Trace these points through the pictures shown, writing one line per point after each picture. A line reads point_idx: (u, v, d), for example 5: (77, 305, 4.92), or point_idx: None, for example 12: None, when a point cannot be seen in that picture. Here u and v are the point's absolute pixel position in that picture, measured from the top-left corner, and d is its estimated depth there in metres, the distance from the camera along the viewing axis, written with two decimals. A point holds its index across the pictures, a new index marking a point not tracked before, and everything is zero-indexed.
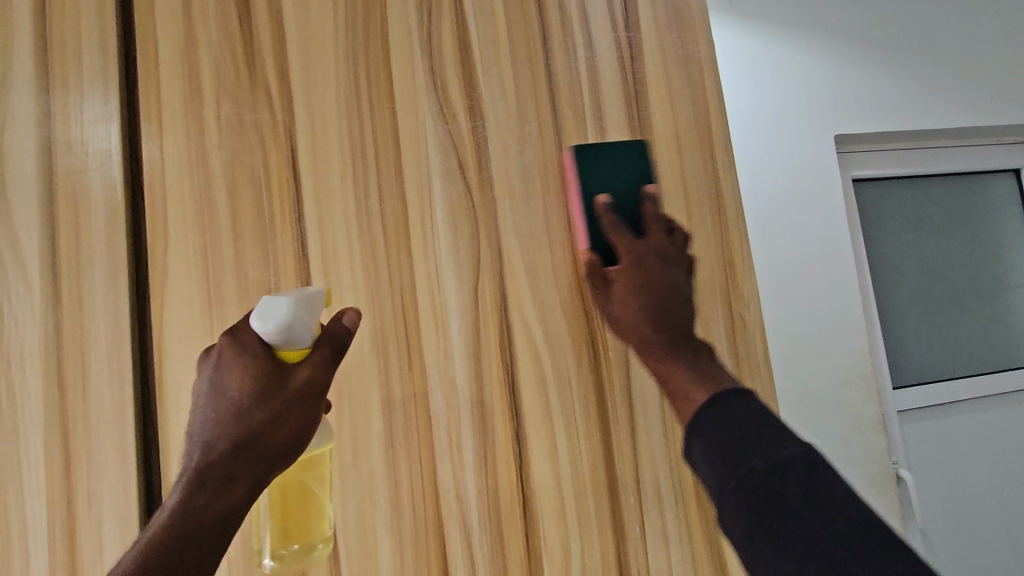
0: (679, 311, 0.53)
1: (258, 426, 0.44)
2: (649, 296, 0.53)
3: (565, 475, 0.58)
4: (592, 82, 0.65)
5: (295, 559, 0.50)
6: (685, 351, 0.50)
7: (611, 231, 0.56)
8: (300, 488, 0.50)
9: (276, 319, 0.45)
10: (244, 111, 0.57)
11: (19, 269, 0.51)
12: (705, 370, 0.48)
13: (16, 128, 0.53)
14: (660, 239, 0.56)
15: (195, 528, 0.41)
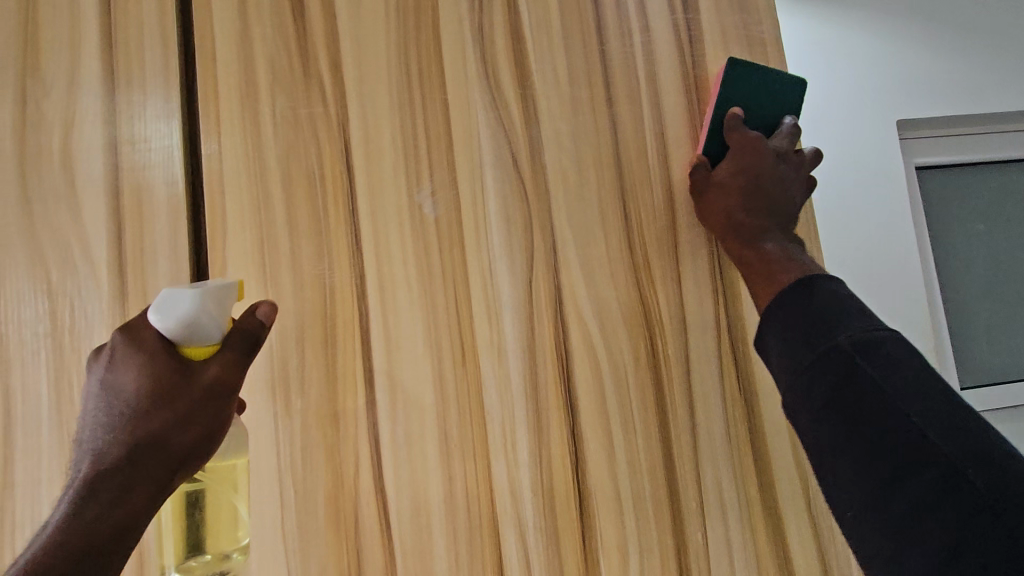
0: (756, 204, 0.59)
1: (156, 430, 0.42)
2: (744, 179, 0.58)
3: (623, 475, 0.56)
4: (648, 67, 0.62)
5: (207, 571, 0.45)
6: (741, 236, 0.58)
7: (737, 140, 0.59)
8: (196, 498, 0.46)
9: (180, 314, 0.42)
10: (299, 105, 0.57)
11: (88, 264, 0.53)
12: (790, 256, 0.56)
13: (84, 126, 0.55)
14: (771, 140, 0.60)
15: (85, 544, 0.38)
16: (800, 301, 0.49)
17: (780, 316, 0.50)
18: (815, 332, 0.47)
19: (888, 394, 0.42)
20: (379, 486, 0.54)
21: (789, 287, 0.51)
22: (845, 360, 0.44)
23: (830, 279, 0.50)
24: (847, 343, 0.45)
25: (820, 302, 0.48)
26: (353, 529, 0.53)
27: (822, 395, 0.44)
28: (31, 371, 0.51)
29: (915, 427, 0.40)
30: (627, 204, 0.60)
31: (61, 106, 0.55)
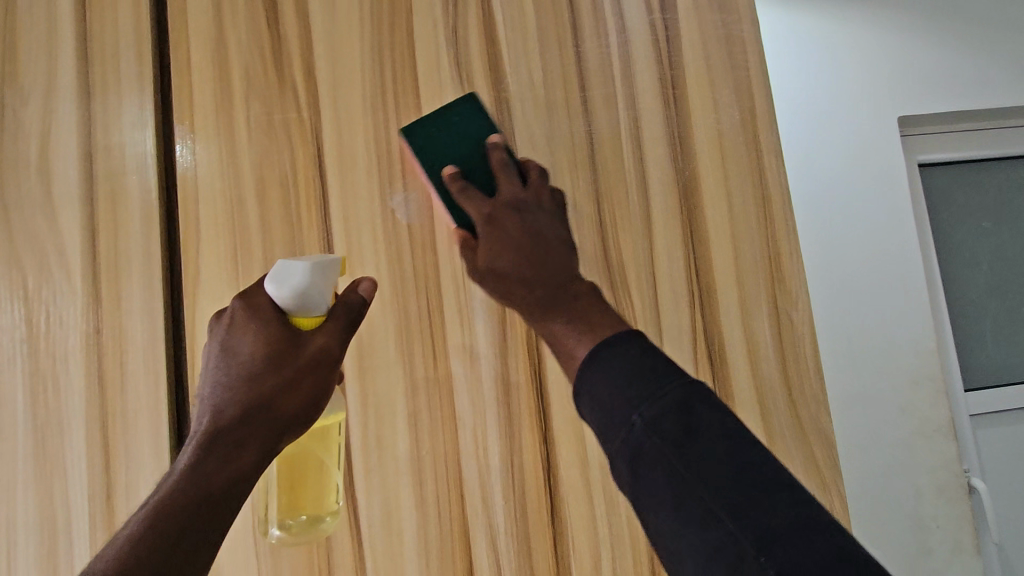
0: (556, 262, 0.39)
1: (269, 393, 0.41)
2: (520, 257, 0.39)
3: (596, 481, 0.56)
4: (625, 68, 0.62)
5: (303, 531, 0.46)
6: (565, 300, 0.38)
7: (462, 201, 0.41)
8: (311, 462, 0.47)
9: (293, 285, 0.41)
10: (272, 111, 0.57)
11: (64, 270, 0.53)
12: (589, 317, 0.37)
13: (61, 135, 0.55)
14: (512, 189, 0.41)
15: (205, 495, 0.37)
16: (618, 379, 0.32)
17: (605, 374, 0.33)
18: (650, 382, 0.31)
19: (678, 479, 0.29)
20: (351, 490, 0.54)
21: (625, 334, 0.34)
22: (639, 438, 0.30)
23: (625, 335, 0.34)
24: (657, 415, 0.30)
25: (618, 360, 0.33)
26: (324, 532, 0.53)
27: (659, 467, 0.29)
28: (8, 375, 0.52)
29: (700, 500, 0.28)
30: (603, 207, 0.60)
31: (38, 114, 0.55)
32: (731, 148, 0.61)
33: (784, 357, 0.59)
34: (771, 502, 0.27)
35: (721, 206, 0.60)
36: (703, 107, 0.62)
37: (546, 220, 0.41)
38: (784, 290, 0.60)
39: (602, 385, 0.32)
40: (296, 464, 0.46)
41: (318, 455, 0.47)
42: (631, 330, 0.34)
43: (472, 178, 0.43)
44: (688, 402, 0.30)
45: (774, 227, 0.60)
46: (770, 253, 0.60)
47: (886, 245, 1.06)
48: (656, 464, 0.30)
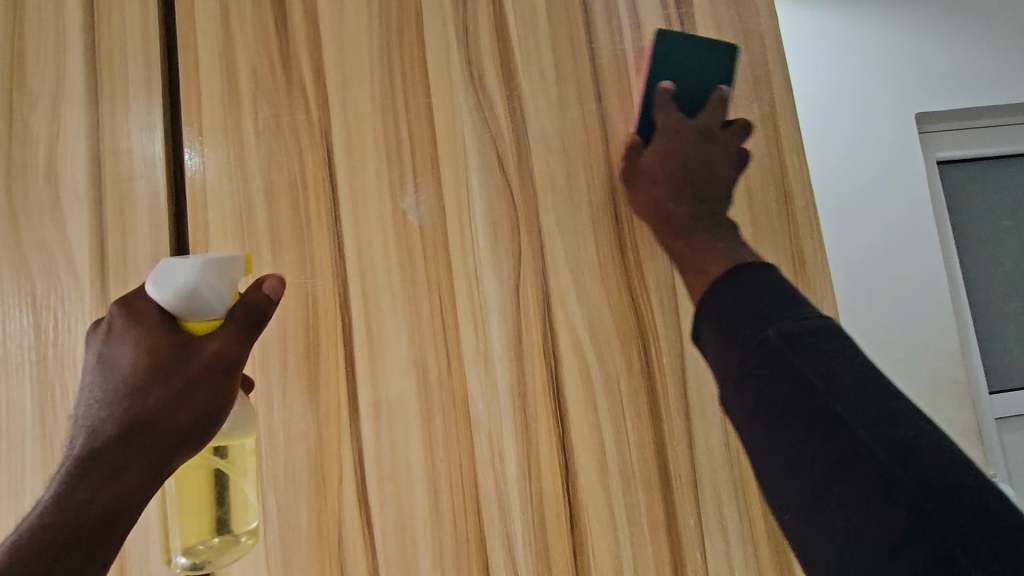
0: (708, 189, 0.54)
1: (152, 407, 0.41)
2: (686, 185, 0.53)
3: (616, 489, 0.54)
4: (639, 63, 0.60)
5: (215, 554, 0.46)
6: (705, 222, 0.52)
7: (664, 119, 0.54)
8: (210, 481, 0.46)
9: (177, 285, 0.41)
10: (281, 112, 0.57)
11: (71, 276, 0.53)
12: (721, 237, 0.50)
13: (68, 139, 0.55)
14: (711, 119, 0.55)
15: (74, 525, 0.37)
16: (728, 307, 0.40)
17: (714, 308, 0.41)
18: (756, 314, 0.39)
19: (804, 391, 0.35)
20: (363, 499, 0.52)
21: (755, 266, 0.41)
22: (780, 355, 0.36)
23: (762, 267, 0.41)
24: (800, 331, 0.37)
25: (757, 282, 0.40)
26: (336, 543, 0.52)
27: (766, 372, 0.37)
28: (15, 384, 0.51)
29: (857, 436, 0.33)
30: (618, 205, 0.58)
31: (46, 119, 0.55)
32: (751, 144, 0.59)
33: None
34: (815, 440, 0.34)
35: (741, 203, 0.58)
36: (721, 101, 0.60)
37: (717, 148, 0.55)
38: (808, 290, 0.58)
39: (723, 314, 0.40)
40: (193, 486, 0.46)
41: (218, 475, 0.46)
42: (761, 264, 0.42)
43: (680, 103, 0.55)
44: (842, 337, 0.37)
45: (796, 224, 0.58)
46: (793, 251, 0.58)
47: (892, 228, 1.04)
48: (746, 390, 0.37)
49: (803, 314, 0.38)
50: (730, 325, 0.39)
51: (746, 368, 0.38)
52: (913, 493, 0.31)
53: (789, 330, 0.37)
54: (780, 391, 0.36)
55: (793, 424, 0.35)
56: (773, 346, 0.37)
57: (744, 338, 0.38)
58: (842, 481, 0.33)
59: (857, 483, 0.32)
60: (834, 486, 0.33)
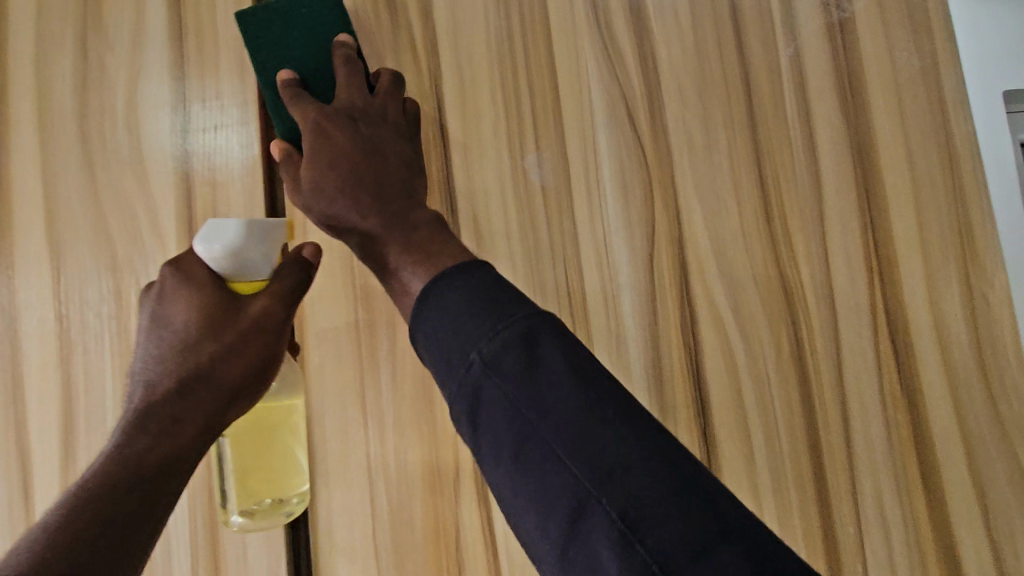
0: (383, 177, 0.38)
1: (207, 360, 0.37)
2: (346, 165, 0.37)
3: (765, 487, 0.48)
4: (786, 9, 0.53)
5: (268, 516, 0.42)
6: (403, 227, 0.36)
7: (293, 107, 0.39)
8: (261, 437, 0.43)
9: (225, 243, 0.37)
10: (385, 55, 0.50)
11: (155, 235, 0.46)
12: (427, 235, 0.36)
13: (150, 80, 0.48)
14: (352, 95, 0.40)
15: (132, 474, 0.33)
16: (441, 303, 0.31)
17: (441, 292, 0.32)
18: (496, 314, 0.30)
19: (531, 424, 0.28)
20: (484, 494, 0.46)
21: (444, 278, 0.32)
22: (487, 390, 0.29)
23: (464, 273, 0.32)
24: (500, 348, 0.29)
25: (450, 300, 0.31)
26: (454, 543, 0.46)
27: (523, 364, 0.29)
28: (95, 359, 0.45)
29: (560, 462, 0.27)
30: (764, 168, 0.51)
31: (124, 62, 0.48)
32: (912, 100, 0.52)
33: (979, 343, 0.50)
34: (626, 471, 0.27)
35: (901, 167, 0.52)
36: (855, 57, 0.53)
37: (379, 133, 0.40)
38: (977, 266, 0.51)
39: (447, 327, 0.31)
40: (244, 443, 0.42)
41: (275, 431, 0.43)
42: (460, 266, 0.33)
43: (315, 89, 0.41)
44: (531, 334, 0.30)
45: (963, 192, 0.51)
46: (959, 220, 0.51)
47: None
48: (499, 406, 0.29)
49: (494, 330, 0.30)
50: (444, 338, 0.31)
51: (487, 410, 0.29)
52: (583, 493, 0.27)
53: (492, 352, 0.29)
54: (557, 388, 0.29)
55: (533, 451, 0.28)
56: (534, 318, 0.30)
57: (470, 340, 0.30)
58: (555, 517, 0.27)
59: (582, 519, 0.27)
60: (551, 477, 0.27)
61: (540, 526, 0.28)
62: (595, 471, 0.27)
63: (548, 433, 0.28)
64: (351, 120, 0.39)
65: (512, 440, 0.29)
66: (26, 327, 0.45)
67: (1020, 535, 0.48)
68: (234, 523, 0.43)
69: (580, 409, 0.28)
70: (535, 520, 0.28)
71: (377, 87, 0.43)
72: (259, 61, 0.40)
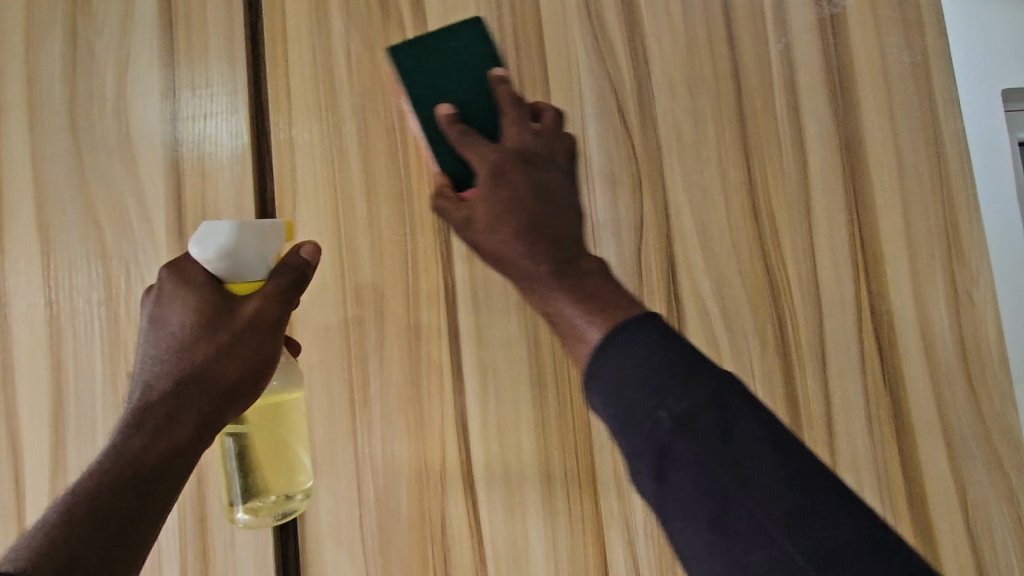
0: (553, 224, 0.34)
1: (202, 361, 0.37)
2: (521, 212, 0.33)
3: None
4: (777, 3, 0.53)
5: (273, 513, 0.42)
6: (563, 276, 0.32)
7: (466, 149, 0.35)
8: (268, 434, 0.42)
9: (219, 244, 0.37)
10: (376, 46, 0.50)
11: (145, 224, 0.47)
12: (598, 292, 0.32)
13: (140, 68, 0.48)
14: (520, 138, 0.36)
15: (128, 474, 0.33)
16: (630, 354, 0.28)
17: (625, 342, 0.29)
18: (685, 375, 0.27)
19: (736, 491, 0.25)
20: (468, 483, 0.47)
21: (631, 329, 0.29)
22: (678, 451, 0.26)
23: (641, 323, 0.29)
24: (689, 412, 0.26)
25: (626, 356, 0.28)
26: (439, 531, 0.46)
27: (719, 427, 0.26)
28: (85, 345, 0.45)
29: (769, 538, 0.24)
30: (752, 164, 0.51)
31: (114, 49, 0.48)
32: (901, 97, 0.52)
33: (962, 339, 0.50)
34: (846, 551, 0.23)
35: (889, 164, 0.52)
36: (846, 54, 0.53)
37: (548, 172, 0.35)
38: (963, 263, 0.51)
39: (615, 380, 0.28)
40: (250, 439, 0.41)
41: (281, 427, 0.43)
42: (647, 314, 0.30)
43: (473, 125, 0.37)
44: (722, 397, 0.27)
45: (951, 189, 0.52)
46: (945, 218, 0.51)
47: None
48: (689, 470, 0.26)
49: (688, 388, 0.27)
50: (619, 397, 0.28)
51: (680, 475, 0.26)
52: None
53: (686, 412, 0.26)
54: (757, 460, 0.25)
55: (732, 523, 0.25)
56: (723, 382, 0.27)
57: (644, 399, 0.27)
58: None
59: None
60: (757, 551, 0.24)
61: None
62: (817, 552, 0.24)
63: (761, 502, 0.25)
64: (524, 162, 0.35)
65: (706, 505, 0.25)
66: (16, 312, 0.45)
67: (998, 529, 0.49)
68: (240, 520, 0.42)
69: (783, 476, 0.25)
70: None
71: (540, 125, 0.38)
72: (418, 94, 0.37)
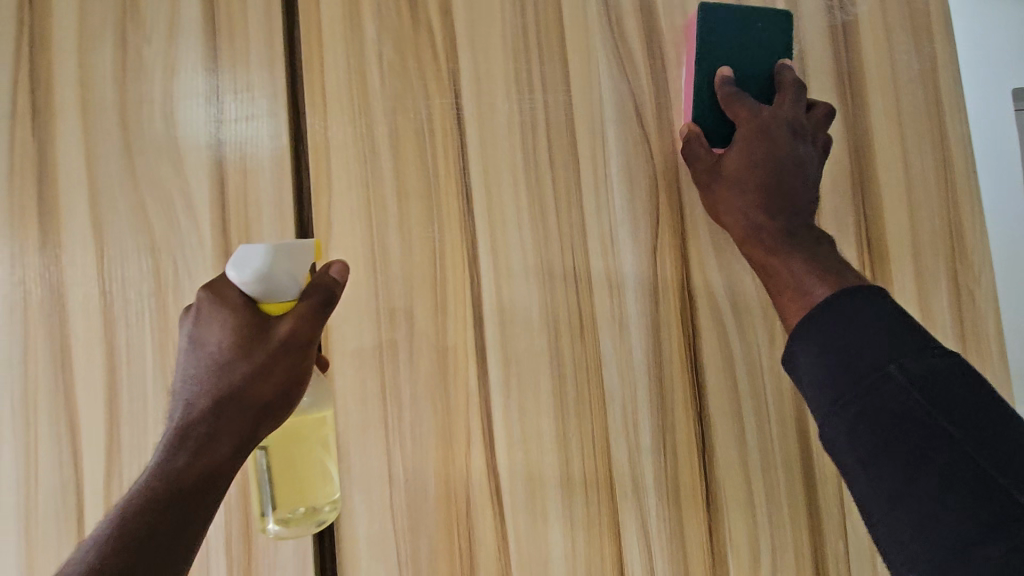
0: (801, 198, 0.48)
1: (238, 381, 0.40)
2: (768, 171, 0.48)
3: (755, 466, 0.51)
4: (791, 10, 0.55)
5: (302, 524, 0.44)
6: (807, 245, 0.46)
7: (730, 106, 0.49)
8: (296, 452, 0.44)
9: (256, 268, 0.38)
10: (406, 51, 0.52)
11: (191, 220, 0.50)
12: (825, 265, 0.44)
13: (185, 73, 0.51)
14: (793, 111, 0.49)
15: (171, 493, 0.36)
16: (845, 314, 0.39)
17: (849, 308, 0.39)
18: (898, 344, 0.36)
19: (926, 420, 0.34)
20: (492, 465, 0.50)
21: (875, 290, 0.39)
22: (899, 392, 0.35)
23: (874, 292, 0.39)
24: (928, 370, 0.35)
25: (865, 317, 0.38)
26: (464, 510, 0.50)
27: (929, 386, 0.35)
28: (136, 333, 0.48)
29: (955, 450, 0.33)
30: None
31: (161, 54, 0.51)
32: (909, 103, 0.54)
33: (963, 336, 0.53)
34: (1009, 459, 0.32)
35: (896, 168, 0.54)
36: (857, 61, 0.55)
37: (805, 144, 0.49)
38: (965, 264, 0.53)
39: (845, 336, 0.38)
40: (280, 457, 0.44)
41: (309, 445, 0.45)
42: (878, 289, 0.39)
43: (746, 91, 0.50)
44: (957, 365, 0.36)
45: (955, 193, 0.54)
46: (949, 219, 0.54)
47: None
48: (906, 406, 0.35)
49: (925, 347, 0.36)
50: (855, 340, 0.37)
51: (869, 407, 0.36)
52: (974, 475, 0.32)
53: (917, 368, 0.35)
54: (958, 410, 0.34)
55: (953, 462, 0.33)
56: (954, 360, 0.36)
57: (887, 342, 0.37)
58: (948, 501, 0.32)
59: (969, 497, 0.32)
60: (935, 463, 0.33)
61: (934, 510, 0.32)
62: (994, 457, 0.33)
63: (947, 426, 0.34)
64: (790, 130, 0.48)
65: (869, 433, 0.35)
66: (71, 301, 0.49)
67: None
68: (271, 530, 0.45)
69: (967, 407, 0.34)
70: (935, 505, 0.32)
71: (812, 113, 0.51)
72: (722, 55, 0.50)
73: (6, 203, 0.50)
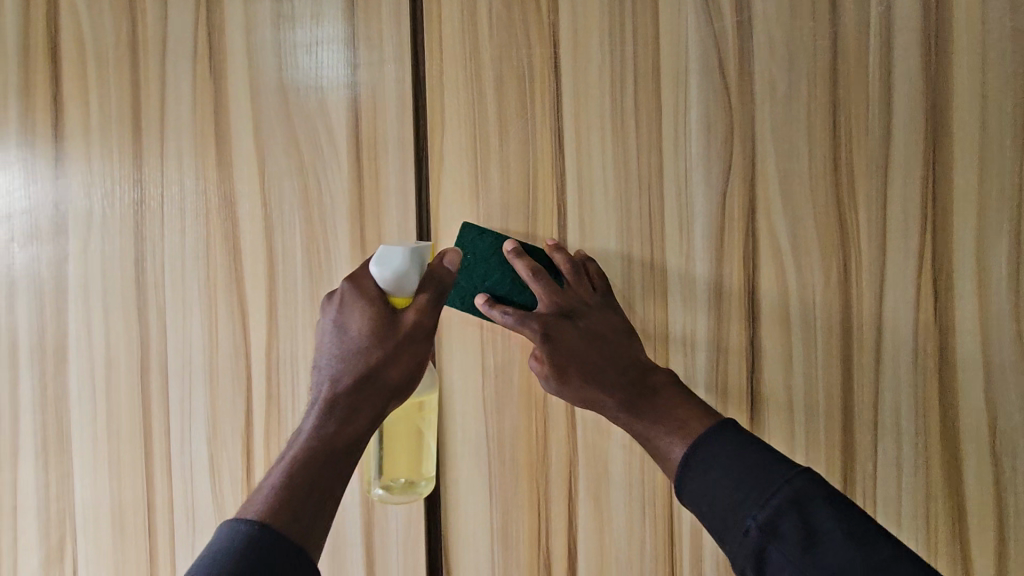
0: (606, 366, 0.54)
1: (375, 363, 0.50)
2: (577, 361, 0.55)
3: (798, 388, 0.59)
4: None
5: (402, 492, 0.56)
6: (640, 402, 0.52)
7: (514, 321, 0.55)
8: (410, 430, 0.57)
9: (392, 267, 0.51)
10: (513, 5, 0.59)
11: (332, 148, 0.60)
12: (660, 416, 0.51)
13: (327, 21, 0.60)
14: (553, 300, 0.55)
15: (327, 453, 0.46)
16: (708, 458, 0.46)
17: (703, 462, 0.46)
18: (756, 472, 0.44)
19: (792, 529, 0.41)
20: None
21: (710, 436, 0.47)
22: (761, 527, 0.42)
23: (713, 433, 0.47)
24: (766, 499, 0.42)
25: (717, 453, 0.46)
26: (541, 402, 0.60)
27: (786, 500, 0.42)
28: (289, 237, 0.60)
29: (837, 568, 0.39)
30: (839, 119, 0.57)
31: (309, 5, 0.61)
32: (996, 63, 0.56)
33: (1018, 290, 0.56)
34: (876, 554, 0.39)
35: (972, 126, 0.56)
36: (945, 17, 0.56)
37: (598, 321, 0.56)
38: None
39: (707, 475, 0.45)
40: (395, 432, 0.56)
41: (418, 425, 0.57)
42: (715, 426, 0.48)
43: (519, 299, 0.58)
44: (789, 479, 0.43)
45: None
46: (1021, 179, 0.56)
47: None
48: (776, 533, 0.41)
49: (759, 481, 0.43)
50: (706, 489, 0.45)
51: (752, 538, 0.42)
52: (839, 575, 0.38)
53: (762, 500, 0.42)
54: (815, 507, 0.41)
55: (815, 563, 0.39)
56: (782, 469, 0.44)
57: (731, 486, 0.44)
58: None
59: None
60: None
61: None
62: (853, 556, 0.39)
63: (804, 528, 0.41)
64: (573, 320, 0.55)
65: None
66: (241, 210, 0.61)
67: (1021, 455, 0.56)
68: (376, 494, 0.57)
69: (829, 517, 0.41)
70: None
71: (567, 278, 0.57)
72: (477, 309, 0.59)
73: (193, 128, 0.62)
